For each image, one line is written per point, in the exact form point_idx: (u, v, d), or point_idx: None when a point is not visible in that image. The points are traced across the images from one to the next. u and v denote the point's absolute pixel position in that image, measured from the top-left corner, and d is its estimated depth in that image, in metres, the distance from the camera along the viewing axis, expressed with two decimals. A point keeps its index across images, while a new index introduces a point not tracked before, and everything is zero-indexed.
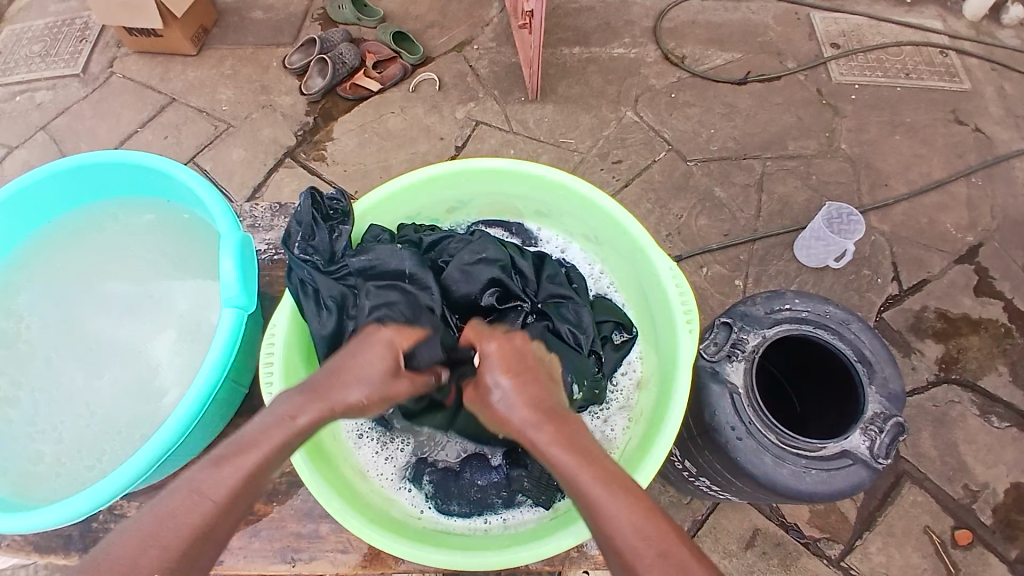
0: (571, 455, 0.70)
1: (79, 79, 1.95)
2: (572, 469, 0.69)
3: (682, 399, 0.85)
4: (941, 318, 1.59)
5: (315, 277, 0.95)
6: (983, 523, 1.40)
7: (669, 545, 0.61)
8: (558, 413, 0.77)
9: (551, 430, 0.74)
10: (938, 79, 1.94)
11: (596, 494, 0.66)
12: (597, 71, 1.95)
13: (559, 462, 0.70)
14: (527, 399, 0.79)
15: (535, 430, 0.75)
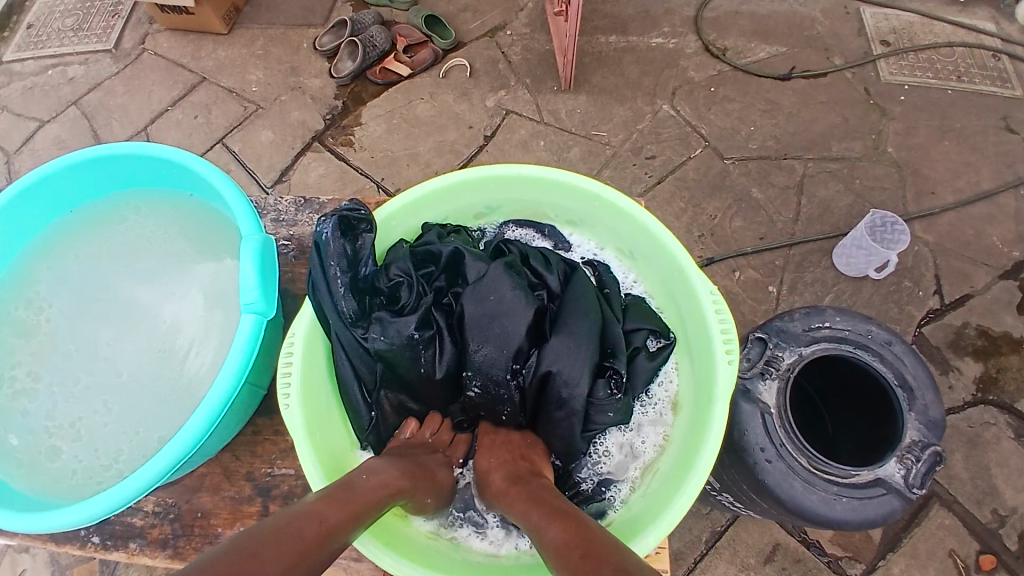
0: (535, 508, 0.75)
1: (112, 55, 1.95)
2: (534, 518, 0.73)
3: (718, 434, 0.82)
4: (982, 336, 1.52)
5: (339, 332, 0.92)
6: (1008, 548, 1.35)
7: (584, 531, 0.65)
8: (521, 478, 0.85)
9: (525, 494, 0.80)
10: (991, 83, 1.83)
11: (536, 523, 0.72)
12: (634, 61, 1.88)
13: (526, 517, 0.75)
14: (504, 471, 0.88)
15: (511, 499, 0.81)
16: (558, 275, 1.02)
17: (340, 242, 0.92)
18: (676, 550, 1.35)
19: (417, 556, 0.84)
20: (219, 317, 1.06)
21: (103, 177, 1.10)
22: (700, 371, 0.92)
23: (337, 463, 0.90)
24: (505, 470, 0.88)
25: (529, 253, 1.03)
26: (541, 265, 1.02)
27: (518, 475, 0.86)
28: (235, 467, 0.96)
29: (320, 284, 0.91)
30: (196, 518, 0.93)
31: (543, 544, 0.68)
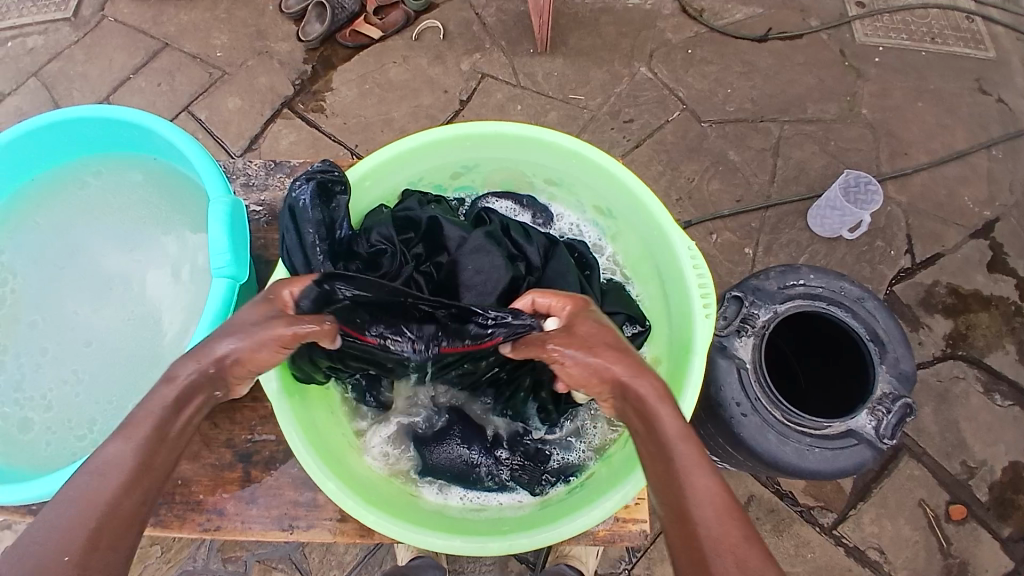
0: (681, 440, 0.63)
1: (70, 23, 1.84)
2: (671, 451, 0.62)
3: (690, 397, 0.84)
4: (952, 294, 1.56)
5: None
6: (978, 500, 1.40)
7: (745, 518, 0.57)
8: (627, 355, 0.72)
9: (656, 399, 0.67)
10: (964, 45, 1.84)
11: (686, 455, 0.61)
12: (611, 23, 1.84)
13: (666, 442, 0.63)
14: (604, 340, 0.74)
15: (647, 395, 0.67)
16: (539, 249, 1.01)
17: (313, 208, 0.91)
18: None
19: (394, 511, 0.84)
20: (189, 284, 1.03)
21: (63, 144, 1.05)
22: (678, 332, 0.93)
23: (317, 428, 0.89)
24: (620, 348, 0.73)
25: (511, 225, 1.02)
26: (521, 236, 1.01)
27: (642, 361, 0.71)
28: (214, 434, 0.95)
29: (294, 251, 0.91)
30: (177, 485, 0.92)
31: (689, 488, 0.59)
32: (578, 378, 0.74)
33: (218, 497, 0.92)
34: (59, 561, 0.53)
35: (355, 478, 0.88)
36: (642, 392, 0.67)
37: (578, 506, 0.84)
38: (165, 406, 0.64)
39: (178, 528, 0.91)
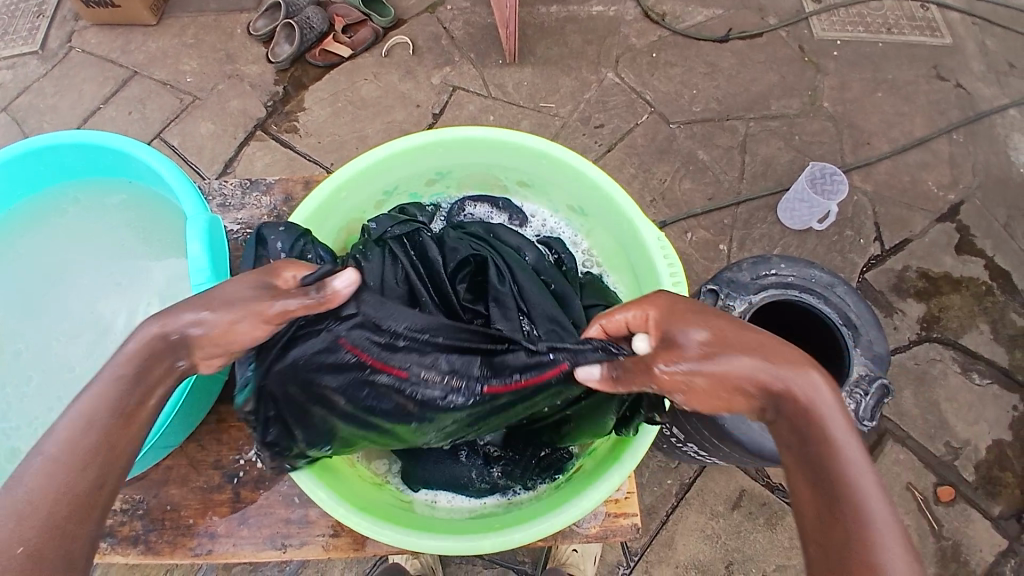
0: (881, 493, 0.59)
1: (38, 56, 1.84)
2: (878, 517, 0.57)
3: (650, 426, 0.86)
4: (922, 278, 1.60)
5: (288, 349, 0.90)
6: (965, 479, 1.44)
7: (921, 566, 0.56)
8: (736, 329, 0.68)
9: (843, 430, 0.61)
10: (920, 34, 1.90)
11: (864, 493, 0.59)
12: (577, 31, 1.88)
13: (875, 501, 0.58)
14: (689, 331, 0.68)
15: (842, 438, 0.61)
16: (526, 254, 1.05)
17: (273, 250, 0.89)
18: (648, 504, 1.40)
19: (388, 517, 0.85)
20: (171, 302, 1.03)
21: (38, 172, 1.06)
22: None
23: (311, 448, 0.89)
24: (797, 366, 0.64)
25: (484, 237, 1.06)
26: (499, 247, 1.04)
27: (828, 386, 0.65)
28: (202, 457, 0.94)
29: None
30: (167, 512, 0.92)
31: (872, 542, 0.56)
32: (709, 392, 0.66)
33: (209, 520, 0.92)
34: (19, 551, 0.57)
35: (348, 487, 0.89)
36: (837, 435, 0.61)
37: (567, 497, 0.85)
38: (133, 384, 0.66)
39: (170, 554, 0.90)
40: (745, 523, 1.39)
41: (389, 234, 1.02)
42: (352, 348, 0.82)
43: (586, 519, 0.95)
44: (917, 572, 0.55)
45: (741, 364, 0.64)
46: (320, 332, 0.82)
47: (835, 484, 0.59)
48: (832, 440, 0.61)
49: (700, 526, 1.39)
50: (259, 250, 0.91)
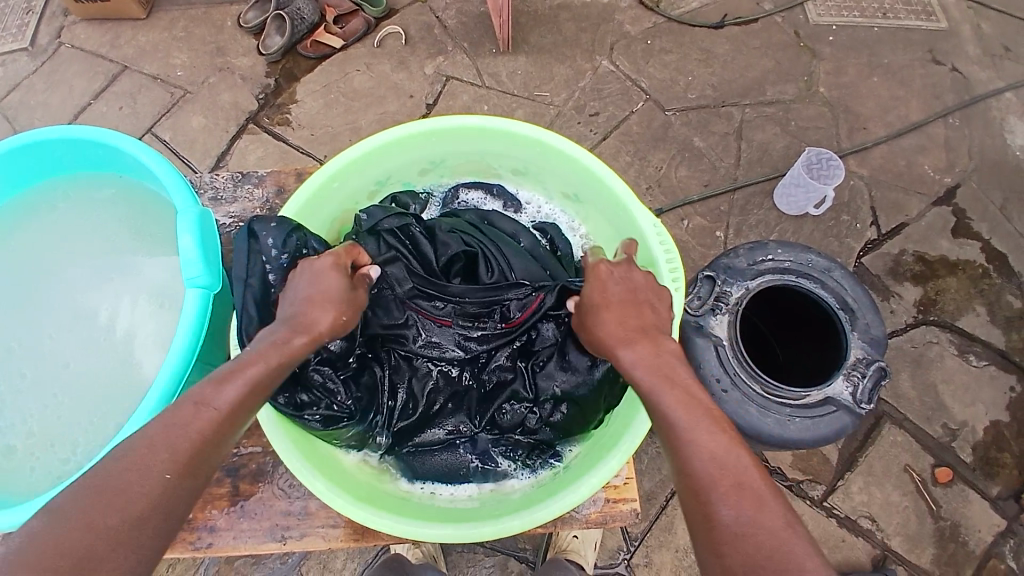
0: (707, 441, 0.63)
1: (27, 53, 1.82)
2: (701, 461, 0.62)
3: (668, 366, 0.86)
4: (919, 261, 1.60)
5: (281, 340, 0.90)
6: (962, 460, 1.45)
7: (747, 478, 0.60)
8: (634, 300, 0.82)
9: (671, 398, 0.68)
10: (915, 18, 1.89)
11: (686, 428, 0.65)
12: (571, 18, 1.86)
13: (701, 452, 0.62)
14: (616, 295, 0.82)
15: (666, 398, 0.68)
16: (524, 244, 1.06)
17: (267, 242, 0.89)
18: (648, 490, 1.40)
19: (387, 507, 0.84)
20: (164, 297, 1.03)
21: (26, 168, 1.05)
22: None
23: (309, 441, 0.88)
24: (645, 340, 0.76)
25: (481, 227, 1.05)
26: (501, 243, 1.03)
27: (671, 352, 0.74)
28: None
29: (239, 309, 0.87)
30: None
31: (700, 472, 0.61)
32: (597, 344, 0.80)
33: (208, 513, 0.92)
34: (166, 478, 0.58)
35: (344, 477, 0.88)
36: (664, 406, 0.68)
37: (565, 484, 0.85)
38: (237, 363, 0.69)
39: (170, 548, 0.90)
40: None
41: (383, 227, 1.00)
42: (418, 312, 1.00)
43: (585, 505, 0.94)
44: (736, 486, 0.59)
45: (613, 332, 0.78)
46: (394, 304, 0.99)
47: (665, 448, 0.66)
48: (661, 411, 0.68)
49: None
50: (250, 244, 0.90)
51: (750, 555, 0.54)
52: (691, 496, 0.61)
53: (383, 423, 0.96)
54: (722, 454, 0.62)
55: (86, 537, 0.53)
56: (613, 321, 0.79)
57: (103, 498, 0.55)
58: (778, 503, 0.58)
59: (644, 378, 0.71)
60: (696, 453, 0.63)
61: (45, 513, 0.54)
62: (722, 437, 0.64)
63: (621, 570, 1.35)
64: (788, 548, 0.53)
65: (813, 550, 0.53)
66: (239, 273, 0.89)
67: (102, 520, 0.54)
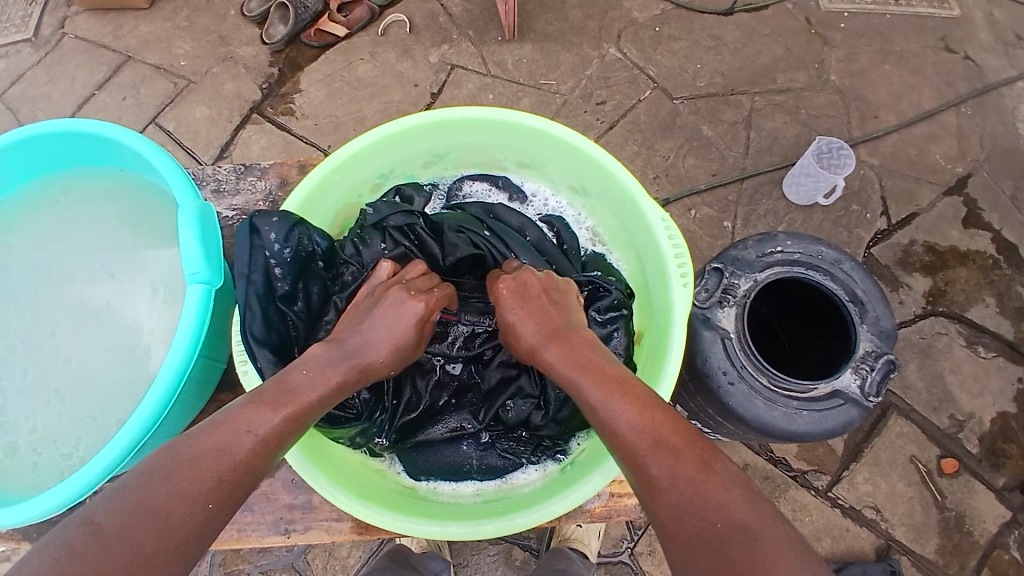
0: (625, 413, 0.69)
1: (31, 43, 1.81)
2: (630, 434, 0.67)
3: (677, 359, 0.85)
4: (929, 252, 1.58)
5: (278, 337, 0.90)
6: (969, 452, 1.44)
7: (663, 429, 0.67)
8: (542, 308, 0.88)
9: (591, 386, 0.74)
10: (928, 4, 1.85)
11: (597, 400, 0.72)
12: (577, 5, 1.84)
13: (624, 427, 0.68)
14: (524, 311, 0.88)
15: (589, 390, 0.74)
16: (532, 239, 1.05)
17: (269, 237, 0.88)
18: None
19: (391, 506, 0.84)
20: (165, 291, 1.03)
21: (25, 163, 1.04)
22: (655, 304, 0.95)
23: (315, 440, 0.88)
24: (559, 340, 0.82)
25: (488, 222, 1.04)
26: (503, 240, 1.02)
27: (584, 343, 0.81)
28: None
29: (241, 307, 0.86)
30: None
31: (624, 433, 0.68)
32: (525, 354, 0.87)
33: None
34: (204, 509, 0.59)
35: (348, 474, 0.89)
36: (590, 395, 0.73)
37: (568, 484, 0.85)
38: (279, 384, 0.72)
39: None
40: None
41: (390, 223, 1.00)
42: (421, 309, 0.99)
43: (590, 499, 0.94)
44: (655, 443, 0.66)
45: (529, 336, 0.85)
46: None
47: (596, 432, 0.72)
48: (587, 400, 0.73)
49: None
50: (253, 239, 0.89)
51: (682, 505, 0.61)
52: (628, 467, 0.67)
53: (386, 423, 0.96)
54: (644, 421, 0.68)
55: (121, 559, 0.53)
56: (527, 325, 0.86)
57: (140, 518, 0.56)
58: (692, 448, 0.65)
59: (571, 375, 0.77)
60: (619, 427, 0.68)
61: (86, 525, 0.55)
62: (636, 405, 0.70)
63: (625, 559, 1.35)
64: (707, 486, 0.61)
65: (728, 483, 0.62)
66: (241, 268, 0.88)
67: (139, 544, 0.55)
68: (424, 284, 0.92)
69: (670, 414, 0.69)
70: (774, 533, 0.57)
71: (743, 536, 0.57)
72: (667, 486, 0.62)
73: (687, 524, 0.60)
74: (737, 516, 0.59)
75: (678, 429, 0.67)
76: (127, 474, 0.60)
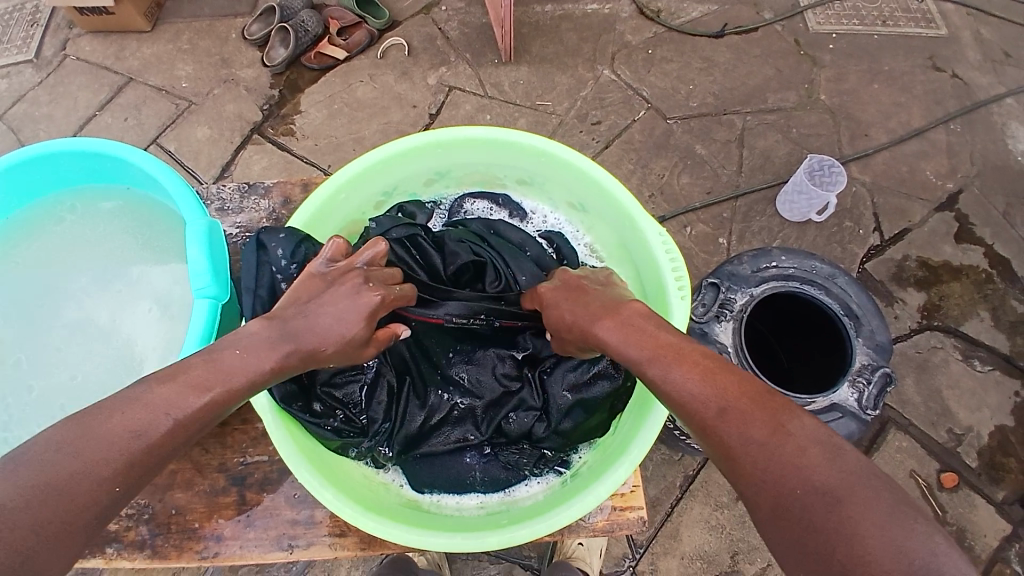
0: (688, 382, 0.69)
1: (32, 64, 1.84)
2: (695, 407, 0.67)
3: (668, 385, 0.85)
4: (922, 267, 1.60)
5: None
6: (968, 466, 1.44)
7: (734, 396, 0.66)
8: (581, 293, 0.90)
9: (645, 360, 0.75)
10: (915, 25, 1.90)
11: (663, 376, 0.72)
12: (572, 29, 1.88)
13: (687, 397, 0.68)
14: (569, 302, 0.89)
15: (647, 364, 0.74)
16: (532, 255, 1.06)
17: (276, 251, 0.90)
18: (653, 498, 1.39)
19: (394, 517, 0.84)
20: (171, 308, 1.04)
21: (34, 180, 1.05)
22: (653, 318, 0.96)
23: (320, 454, 0.88)
24: (611, 315, 0.82)
25: (489, 238, 1.05)
26: (505, 258, 1.03)
27: (636, 313, 0.81)
28: (206, 460, 0.95)
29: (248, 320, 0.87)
30: (172, 515, 0.92)
31: (694, 402, 0.68)
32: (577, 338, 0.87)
33: (214, 523, 0.92)
34: (112, 490, 0.59)
35: (350, 484, 0.89)
36: (648, 370, 0.74)
37: (571, 495, 0.85)
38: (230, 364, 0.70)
39: (176, 557, 0.90)
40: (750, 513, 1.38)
41: (392, 236, 1.01)
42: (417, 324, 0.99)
43: (593, 513, 0.94)
44: (728, 412, 0.65)
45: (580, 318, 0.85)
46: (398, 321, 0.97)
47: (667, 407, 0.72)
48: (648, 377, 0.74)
49: (705, 518, 1.38)
50: (260, 255, 0.91)
51: (755, 469, 0.60)
52: (701, 436, 0.67)
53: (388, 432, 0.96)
54: (710, 390, 0.68)
55: (26, 537, 0.53)
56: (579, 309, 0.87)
57: (46, 494, 0.55)
58: (764, 411, 0.63)
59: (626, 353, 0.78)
60: (688, 398, 0.68)
61: None
62: (702, 374, 0.69)
63: None
64: (781, 451, 0.60)
65: (803, 445, 0.59)
66: (248, 282, 0.90)
67: (44, 524, 0.54)
68: (385, 279, 0.89)
69: (738, 379, 0.68)
70: (862, 493, 0.55)
71: (825, 500, 0.55)
72: (744, 453, 0.62)
73: (766, 490, 0.59)
74: (817, 477, 0.57)
75: (747, 393, 0.66)
76: (30, 444, 0.58)
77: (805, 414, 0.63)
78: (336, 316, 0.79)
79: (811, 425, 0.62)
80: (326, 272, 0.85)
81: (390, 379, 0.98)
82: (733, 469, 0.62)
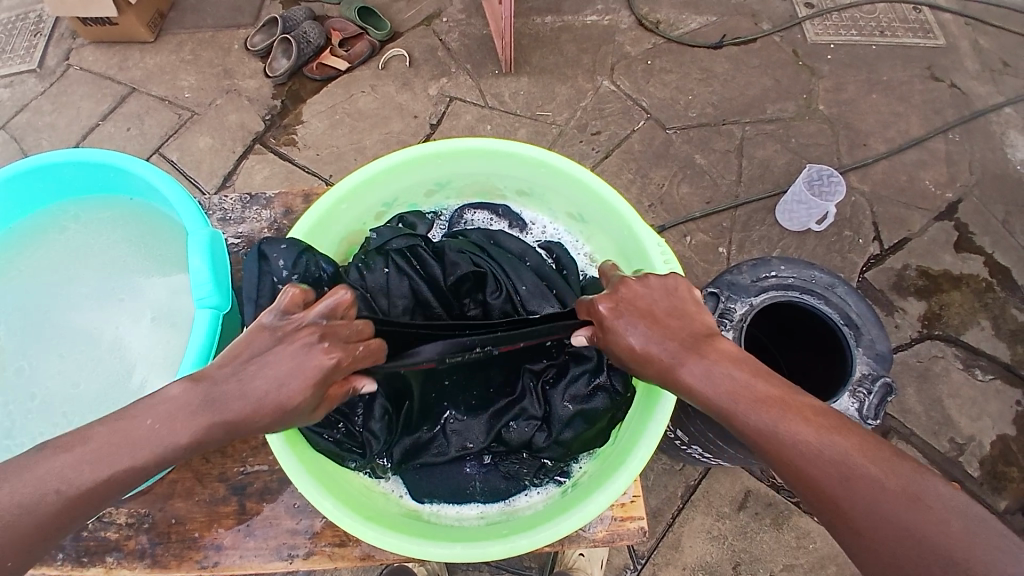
0: (802, 436, 0.61)
1: (36, 74, 1.85)
2: (807, 467, 0.60)
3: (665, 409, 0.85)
4: (922, 276, 1.61)
5: None
6: (971, 475, 1.43)
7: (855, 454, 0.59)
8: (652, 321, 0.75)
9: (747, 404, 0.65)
10: (912, 35, 1.92)
11: (764, 426, 0.63)
12: (572, 39, 1.89)
13: (814, 457, 0.59)
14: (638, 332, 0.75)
15: (746, 414, 0.64)
16: (532, 265, 1.06)
17: (278, 262, 0.89)
18: (654, 508, 1.38)
19: (395, 526, 0.84)
20: (174, 315, 1.05)
21: (38, 189, 1.06)
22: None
23: (322, 464, 0.89)
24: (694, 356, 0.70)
25: (488, 247, 1.05)
26: (506, 268, 1.03)
27: (727, 356, 0.70)
28: (206, 469, 0.94)
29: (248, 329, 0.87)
30: (172, 525, 0.92)
31: (807, 461, 0.60)
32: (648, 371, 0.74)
33: (214, 532, 0.92)
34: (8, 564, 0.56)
35: (350, 494, 0.89)
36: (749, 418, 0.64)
37: (572, 504, 0.85)
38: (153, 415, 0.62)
39: (176, 567, 0.90)
40: (752, 523, 1.37)
41: (392, 247, 1.02)
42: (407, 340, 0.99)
43: (593, 524, 0.94)
44: (849, 473, 0.58)
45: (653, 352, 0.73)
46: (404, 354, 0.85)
47: (769, 461, 0.63)
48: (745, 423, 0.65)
49: (707, 529, 1.37)
50: (261, 265, 0.91)
51: (896, 544, 0.54)
52: (816, 499, 0.60)
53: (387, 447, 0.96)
54: (825, 448, 0.60)
55: None
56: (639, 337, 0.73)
57: None
58: (894, 477, 0.57)
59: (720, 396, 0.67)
60: (798, 454, 0.60)
61: None
62: (814, 427, 0.61)
63: None
64: (920, 525, 0.54)
65: (944, 516, 0.54)
66: (250, 292, 0.90)
67: None
68: (346, 335, 0.71)
69: (854, 435, 0.60)
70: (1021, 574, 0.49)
71: None
72: (875, 523, 0.56)
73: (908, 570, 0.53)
74: (968, 558, 0.51)
75: (866, 452, 0.59)
76: None
77: (929, 474, 0.57)
78: (274, 384, 0.63)
79: (945, 491, 0.56)
80: (278, 326, 0.68)
81: (384, 401, 0.94)
82: (862, 540, 0.56)
